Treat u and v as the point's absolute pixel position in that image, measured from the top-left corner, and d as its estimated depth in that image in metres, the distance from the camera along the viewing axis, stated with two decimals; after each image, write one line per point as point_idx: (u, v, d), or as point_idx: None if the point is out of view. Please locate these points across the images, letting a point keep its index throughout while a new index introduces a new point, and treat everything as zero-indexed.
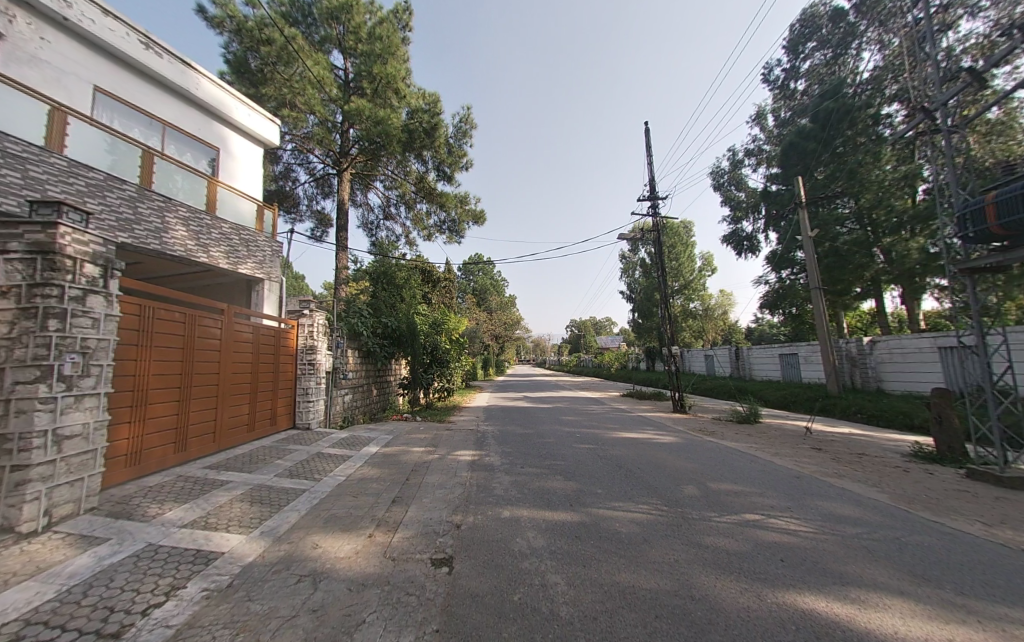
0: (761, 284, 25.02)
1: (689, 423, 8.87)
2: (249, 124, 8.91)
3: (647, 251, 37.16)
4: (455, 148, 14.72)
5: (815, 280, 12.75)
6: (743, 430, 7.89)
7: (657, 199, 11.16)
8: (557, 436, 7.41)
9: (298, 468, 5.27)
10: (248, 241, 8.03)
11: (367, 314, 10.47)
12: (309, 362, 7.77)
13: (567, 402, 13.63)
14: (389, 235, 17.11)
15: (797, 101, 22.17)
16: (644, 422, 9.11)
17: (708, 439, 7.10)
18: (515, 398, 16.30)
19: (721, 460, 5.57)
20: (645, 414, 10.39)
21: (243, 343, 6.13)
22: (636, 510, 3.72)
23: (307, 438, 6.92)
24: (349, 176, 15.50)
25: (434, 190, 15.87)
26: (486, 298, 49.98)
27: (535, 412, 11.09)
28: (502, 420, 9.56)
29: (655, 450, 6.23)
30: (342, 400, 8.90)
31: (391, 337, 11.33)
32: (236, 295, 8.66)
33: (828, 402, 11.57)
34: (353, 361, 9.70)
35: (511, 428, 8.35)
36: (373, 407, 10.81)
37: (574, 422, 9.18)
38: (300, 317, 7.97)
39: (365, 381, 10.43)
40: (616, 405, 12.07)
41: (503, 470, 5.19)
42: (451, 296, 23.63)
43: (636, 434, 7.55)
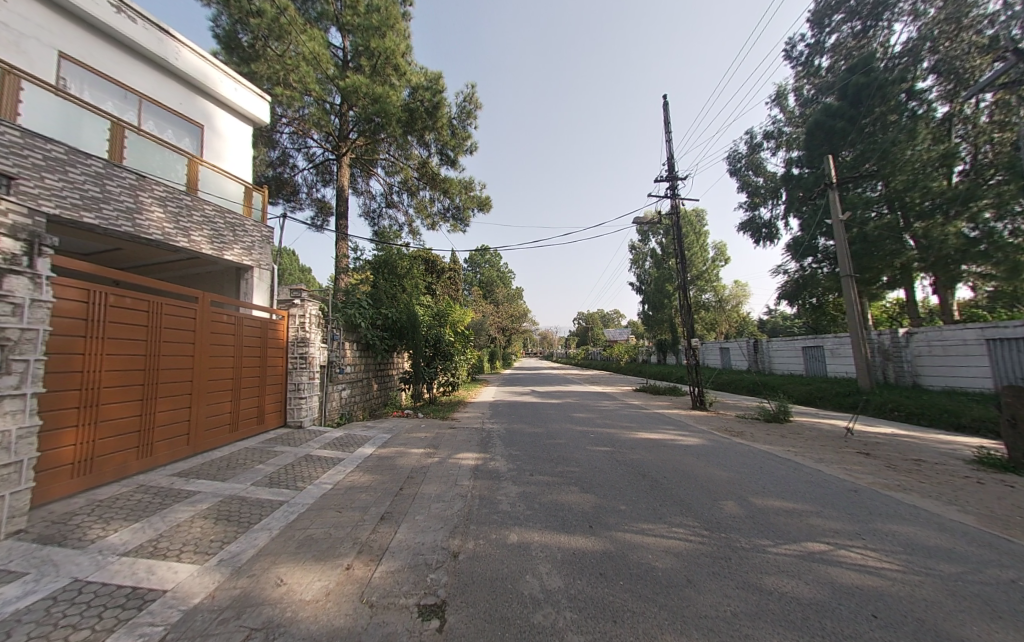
0: (779, 273, 24.00)
1: (712, 422, 8.17)
2: (236, 99, 8.27)
3: (659, 240, 36.05)
4: (459, 129, 13.90)
5: (846, 267, 11.80)
6: (775, 430, 7.17)
7: (676, 179, 10.30)
8: (569, 436, 6.79)
9: (280, 474, 4.70)
10: (235, 226, 7.46)
11: (366, 305, 9.89)
12: (300, 356, 7.18)
13: (577, 397, 13.00)
14: (390, 223, 16.48)
15: (822, 79, 20.84)
16: (662, 420, 8.44)
17: (738, 441, 6.41)
18: (522, 392, 15.69)
19: (758, 468, 4.88)
20: (663, 411, 9.70)
21: (223, 335, 5.56)
22: (671, 537, 3.06)
23: (297, 438, 6.36)
24: (348, 162, 14.86)
25: (437, 176, 15.15)
26: (493, 291, 49.38)
27: (544, 408, 10.47)
28: (510, 417, 8.96)
29: (680, 454, 5.56)
30: (338, 396, 8.36)
31: (391, 329, 10.80)
32: (225, 284, 8.12)
33: (860, 398, 10.72)
34: (351, 354, 9.16)
35: (519, 427, 7.74)
36: (374, 403, 10.31)
37: (586, 419, 8.55)
38: (291, 307, 7.37)
39: (365, 376, 9.89)
40: (629, 401, 11.40)
41: (510, 478, 4.57)
42: (456, 288, 23.06)
43: (656, 434, 6.89)
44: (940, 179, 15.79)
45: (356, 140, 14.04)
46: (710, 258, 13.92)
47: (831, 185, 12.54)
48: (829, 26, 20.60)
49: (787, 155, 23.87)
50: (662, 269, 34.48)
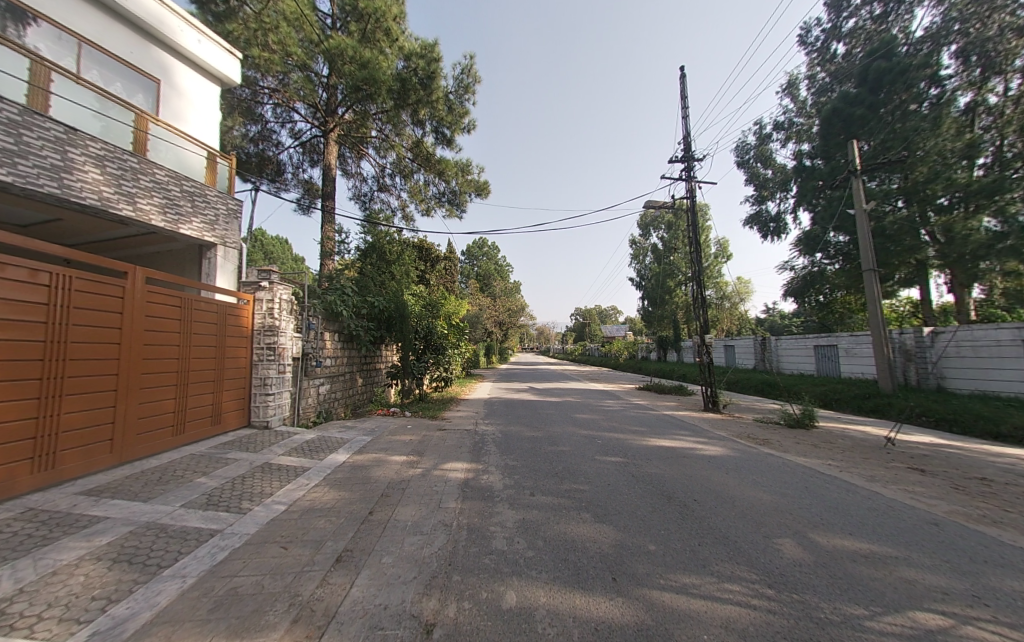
0: (786, 269, 23.32)
1: (729, 426, 7.38)
2: (199, 53, 7.25)
3: (661, 235, 35.27)
4: (456, 105, 12.87)
5: (870, 261, 11.00)
6: (803, 438, 6.38)
7: (692, 160, 9.43)
8: (573, 443, 5.97)
9: (223, 491, 3.81)
10: (194, 195, 6.49)
11: (350, 292, 8.97)
12: (267, 346, 6.27)
13: (578, 395, 12.23)
14: (383, 208, 15.49)
15: (838, 66, 19.93)
16: (674, 423, 7.64)
17: (766, 451, 5.60)
18: (519, 389, 14.86)
19: (805, 489, 4.06)
20: (672, 412, 8.93)
21: (164, 320, 4.61)
22: (729, 601, 2.21)
23: (258, 442, 5.46)
24: (336, 140, 13.83)
25: (432, 156, 14.23)
26: (490, 284, 48.41)
27: (542, 407, 9.66)
28: (506, 417, 8.15)
29: (705, 467, 4.74)
30: (315, 392, 7.48)
31: (378, 319, 9.89)
32: (187, 264, 7.18)
33: (883, 402, 9.97)
34: (331, 346, 8.27)
35: (516, 429, 6.92)
36: (358, 399, 9.45)
37: (590, 421, 7.74)
38: (258, 291, 6.43)
39: (348, 370, 9.01)
40: (634, 401, 10.61)
41: (505, 500, 3.72)
42: (452, 279, 22.14)
43: (672, 441, 6.08)
44: (963, 171, 14.99)
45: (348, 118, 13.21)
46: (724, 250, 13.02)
47: (855, 172, 11.65)
48: (847, 9, 19.63)
49: (798, 146, 23.00)
50: (664, 264, 34.10)
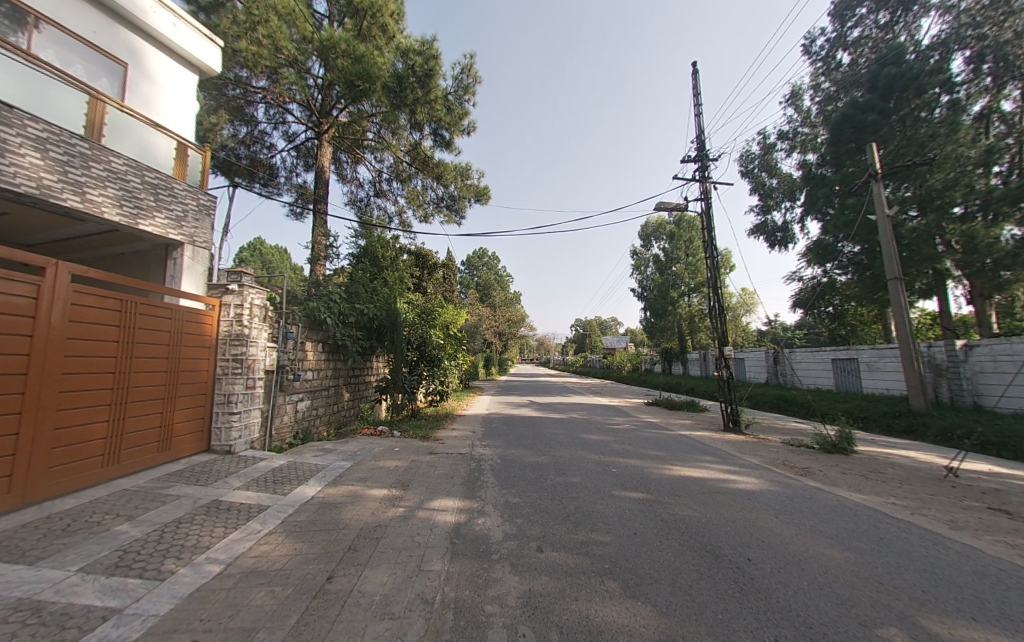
0: (794, 280, 22.74)
1: (756, 450, 6.55)
2: (174, 38, 6.67)
3: (663, 245, 34.85)
4: (455, 105, 12.37)
5: (895, 269, 10.30)
6: (847, 467, 5.55)
7: (706, 159, 8.81)
8: (583, 471, 5.15)
9: (144, 545, 2.96)
10: (158, 188, 5.81)
11: (337, 299, 8.24)
12: (234, 358, 5.49)
13: (583, 411, 11.40)
14: (380, 213, 14.91)
15: (844, 75, 19.62)
16: (694, 446, 6.81)
17: (811, 485, 4.76)
18: (520, 403, 14.02)
19: (883, 544, 3.22)
20: (688, 433, 8.09)
21: (95, 325, 3.84)
22: None
23: (214, 471, 4.63)
24: (330, 142, 13.34)
25: (430, 160, 13.71)
26: (490, 294, 47.75)
27: (546, 426, 8.82)
28: (506, 437, 7.32)
29: (749, 509, 3.90)
30: (291, 409, 6.67)
31: (367, 328, 9.13)
32: (152, 265, 6.45)
33: (917, 420, 9.14)
34: (313, 357, 7.52)
35: (517, 454, 6.08)
36: (344, 416, 8.64)
37: (600, 442, 6.92)
38: (225, 295, 5.66)
39: (333, 385, 8.22)
40: (645, 419, 9.78)
41: (505, 557, 2.90)
42: (451, 288, 21.55)
43: (698, 470, 5.26)
44: (981, 178, 14.45)
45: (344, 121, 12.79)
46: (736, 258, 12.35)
47: (875, 175, 11.02)
48: (852, 19, 19.39)
49: (803, 156, 22.63)
50: (665, 274, 33.62)
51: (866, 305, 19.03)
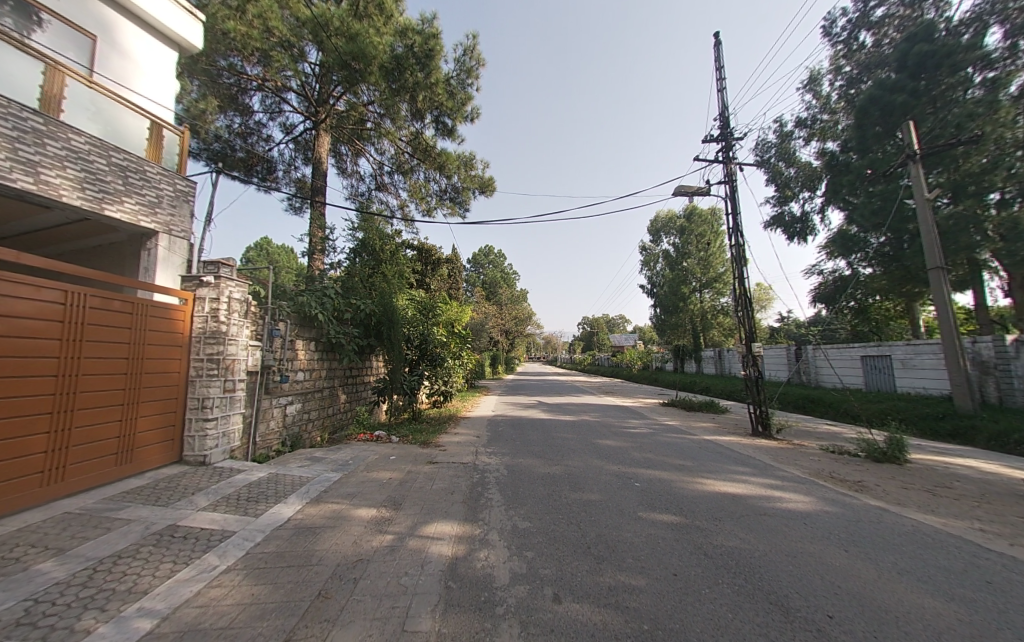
0: (813, 273, 21.75)
1: (794, 459, 5.82)
2: (149, 9, 6.09)
3: (673, 240, 33.87)
4: (457, 90, 11.72)
5: (937, 257, 9.42)
6: (907, 481, 4.79)
7: (730, 138, 8.04)
8: (603, 486, 4.50)
9: (64, 592, 2.38)
10: (127, 171, 5.26)
11: (332, 294, 7.65)
12: (209, 358, 4.91)
13: (595, 412, 10.73)
14: (381, 207, 14.32)
15: (867, 56, 18.52)
16: (723, 454, 6.12)
17: (873, 504, 4.04)
18: (529, 403, 13.41)
19: (999, 592, 2.51)
20: (713, 438, 7.35)
21: (31, 320, 3.27)
22: None
23: (180, 488, 4.05)
24: (327, 133, 12.79)
25: (432, 149, 13.08)
26: (497, 292, 47.11)
27: (556, 429, 8.18)
28: (513, 443, 6.68)
29: (810, 539, 3.20)
30: (277, 414, 6.10)
31: (365, 326, 8.54)
32: (128, 258, 5.91)
33: (966, 423, 8.30)
34: (304, 358, 6.95)
35: (526, 464, 5.43)
36: (340, 420, 8.08)
37: (617, 450, 6.24)
38: (198, 289, 5.07)
39: (327, 387, 7.66)
40: (664, 421, 9.08)
41: (512, 611, 2.27)
42: (457, 285, 20.96)
43: (736, 485, 4.55)
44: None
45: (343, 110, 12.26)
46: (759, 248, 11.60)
47: (913, 156, 10.13)
48: None
49: (822, 144, 21.55)
50: (676, 270, 32.65)
51: (893, 299, 18.03)
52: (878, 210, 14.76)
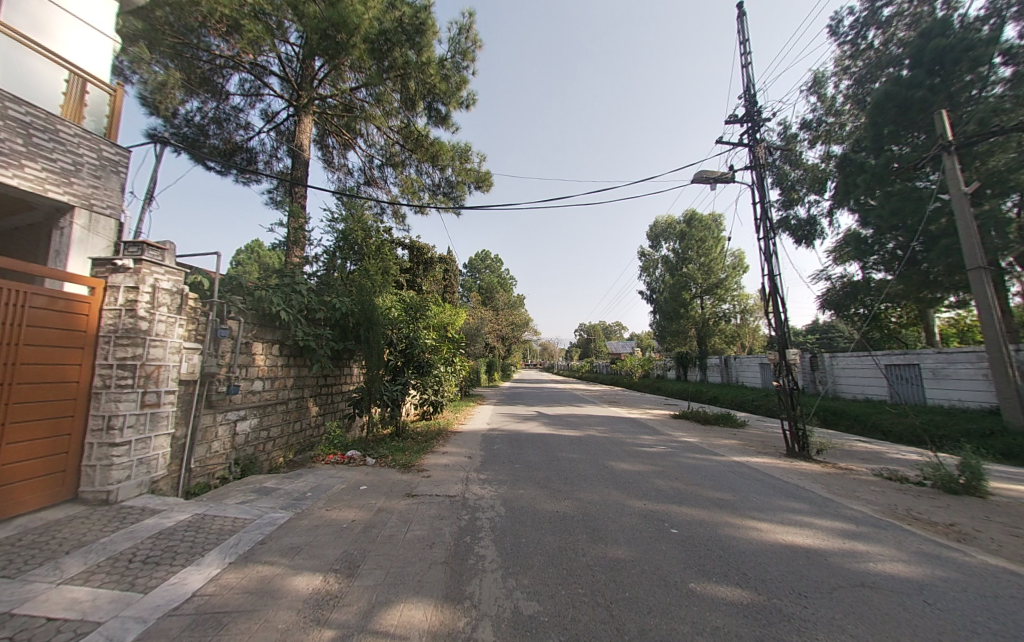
0: (821, 279, 20.99)
1: (854, 491, 4.77)
2: None
3: (672, 246, 33.16)
4: (452, 74, 10.85)
5: (978, 257, 8.53)
6: (1013, 524, 3.76)
7: (756, 118, 7.12)
8: (631, 533, 3.43)
9: None
10: (29, 128, 4.17)
11: (300, 290, 6.57)
12: (120, 364, 3.81)
13: (601, 426, 9.67)
14: (369, 202, 13.28)
15: (875, 55, 17.88)
16: (765, 481, 5.09)
17: (999, 566, 2.99)
18: (527, 415, 12.29)
19: None
20: (743, 460, 6.30)
21: None
22: None
23: (53, 544, 2.93)
24: (311, 120, 11.80)
25: (424, 139, 12.12)
26: (493, 297, 46.01)
27: (561, 447, 7.11)
28: (511, 467, 5.59)
29: (958, 637, 2.15)
30: (221, 432, 4.98)
31: (341, 327, 7.46)
32: (40, 240, 4.79)
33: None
34: (264, 364, 5.87)
35: (527, 498, 4.33)
36: (309, 437, 6.96)
37: (636, 476, 5.17)
38: (112, 276, 3.98)
39: (293, 398, 6.58)
40: (681, 438, 8.04)
41: None
42: (452, 288, 19.93)
43: (804, 534, 3.50)
44: None
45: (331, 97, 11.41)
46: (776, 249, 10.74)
47: (947, 147, 9.27)
48: None
49: (829, 146, 20.87)
50: (676, 275, 31.88)
51: (907, 305, 17.25)
52: (898, 210, 13.95)
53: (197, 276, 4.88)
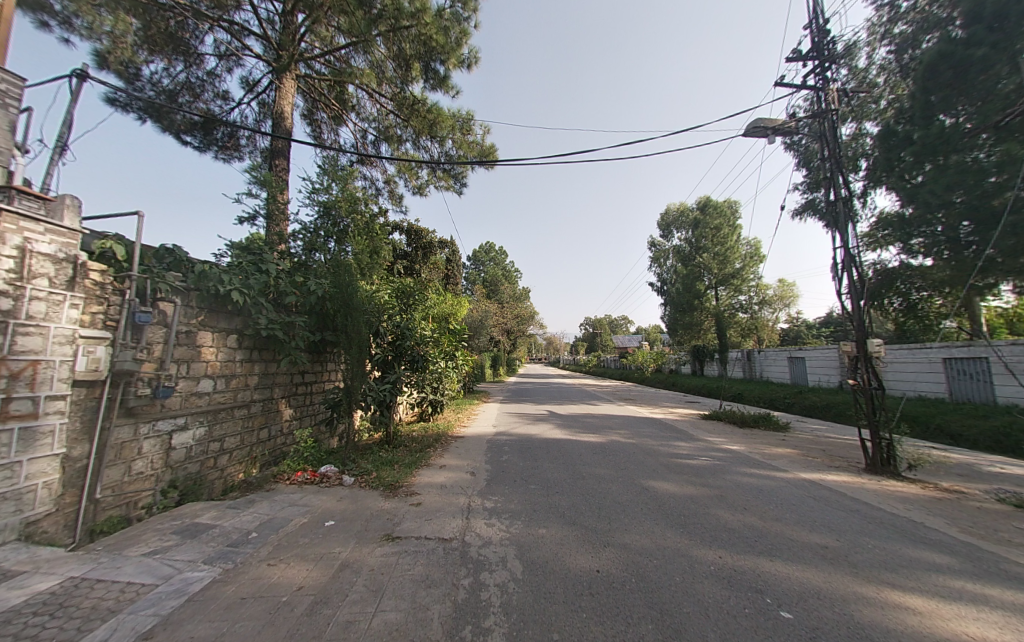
0: None
1: (998, 530, 3.48)
2: None
3: (685, 235, 31.56)
4: (451, 27, 9.44)
5: None
6: None
7: (828, 49, 5.72)
8: (726, 622, 2.17)
9: None
10: None
11: (265, 268, 5.36)
12: None
13: (622, 430, 8.42)
14: (361, 181, 12.00)
15: None
16: (865, 512, 3.83)
17: None
18: (538, 415, 11.11)
19: None
20: (815, 478, 5.01)
21: None
22: None
23: None
24: (293, 83, 10.45)
25: (421, 105, 10.76)
26: (498, 290, 44.75)
27: (583, 458, 5.90)
28: (524, 490, 4.36)
29: None
30: (146, 448, 3.80)
31: (320, 315, 6.27)
32: None
33: None
34: (215, 359, 4.70)
35: (551, 543, 3.10)
36: (279, 446, 5.82)
37: (691, 506, 3.92)
38: None
39: (258, 402, 5.43)
40: (724, 446, 6.79)
41: None
42: (455, 279, 18.76)
43: (996, 623, 2.22)
44: None
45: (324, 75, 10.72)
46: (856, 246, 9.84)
47: None
48: None
49: None
50: (690, 265, 30.39)
51: (950, 294, 15.63)
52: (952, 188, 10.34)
53: (106, 242, 3.52)
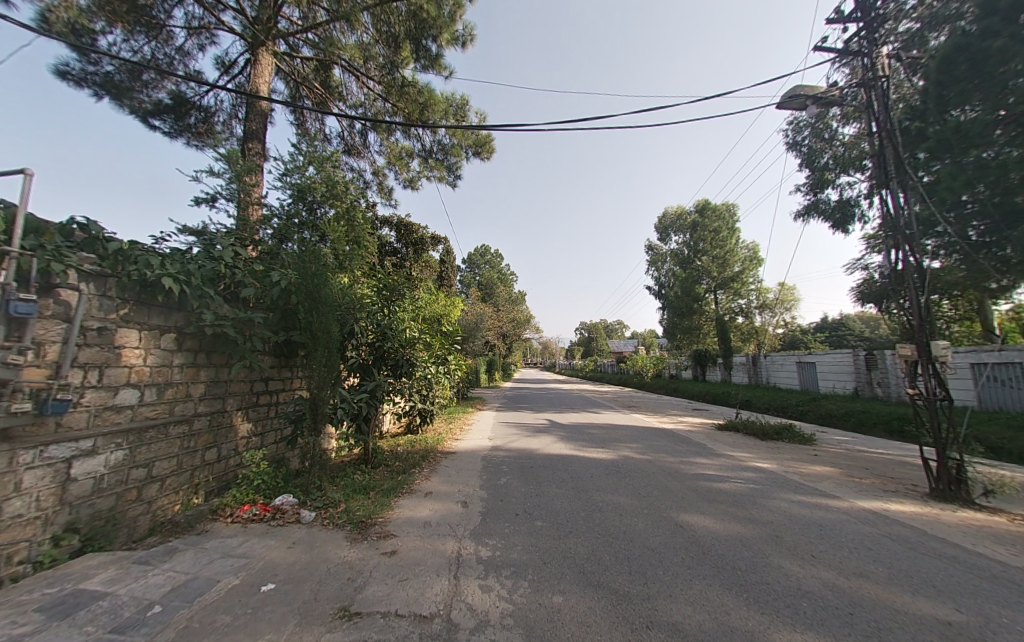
0: (857, 269, 19.03)
1: None
2: None
3: (684, 238, 31.02)
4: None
5: None
6: None
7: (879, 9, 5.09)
8: None
9: None
10: None
11: (213, 255, 4.46)
12: None
13: (633, 443, 7.54)
14: (347, 171, 11.12)
15: None
16: (966, 561, 2.99)
17: None
18: (538, 425, 10.21)
19: None
20: (875, 508, 4.17)
21: None
22: None
23: None
24: (271, 61, 9.53)
25: (411, 89, 9.89)
26: (493, 293, 44.01)
27: (594, 482, 5.01)
28: (529, 531, 3.45)
29: None
30: (35, 483, 2.81)
31: (285, 313, 5.38)
32: None
33: None
34: (142, 364, 3.78)
35: (572, 626, 2.18)
36: (229, 468, 4.90)
37: (744, 553, 3.05)
38: None
39: (203, 416, 4.52)
40: (752, 464, 5.94)
41: None
42: (449, 280, 17.89)
43: None
44: None
45: (306, 54, 9.87)
46: (889, 243, 9.05)
47: None
48: None
49: None
50: (689, 268, 29.82)
51: (961, 296, 15.07)
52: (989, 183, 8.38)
53: None
